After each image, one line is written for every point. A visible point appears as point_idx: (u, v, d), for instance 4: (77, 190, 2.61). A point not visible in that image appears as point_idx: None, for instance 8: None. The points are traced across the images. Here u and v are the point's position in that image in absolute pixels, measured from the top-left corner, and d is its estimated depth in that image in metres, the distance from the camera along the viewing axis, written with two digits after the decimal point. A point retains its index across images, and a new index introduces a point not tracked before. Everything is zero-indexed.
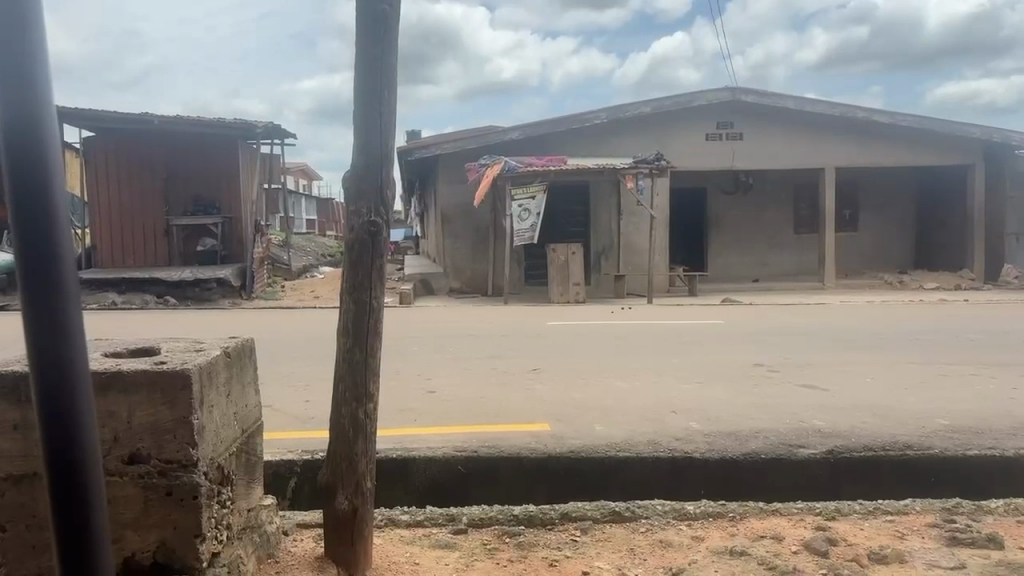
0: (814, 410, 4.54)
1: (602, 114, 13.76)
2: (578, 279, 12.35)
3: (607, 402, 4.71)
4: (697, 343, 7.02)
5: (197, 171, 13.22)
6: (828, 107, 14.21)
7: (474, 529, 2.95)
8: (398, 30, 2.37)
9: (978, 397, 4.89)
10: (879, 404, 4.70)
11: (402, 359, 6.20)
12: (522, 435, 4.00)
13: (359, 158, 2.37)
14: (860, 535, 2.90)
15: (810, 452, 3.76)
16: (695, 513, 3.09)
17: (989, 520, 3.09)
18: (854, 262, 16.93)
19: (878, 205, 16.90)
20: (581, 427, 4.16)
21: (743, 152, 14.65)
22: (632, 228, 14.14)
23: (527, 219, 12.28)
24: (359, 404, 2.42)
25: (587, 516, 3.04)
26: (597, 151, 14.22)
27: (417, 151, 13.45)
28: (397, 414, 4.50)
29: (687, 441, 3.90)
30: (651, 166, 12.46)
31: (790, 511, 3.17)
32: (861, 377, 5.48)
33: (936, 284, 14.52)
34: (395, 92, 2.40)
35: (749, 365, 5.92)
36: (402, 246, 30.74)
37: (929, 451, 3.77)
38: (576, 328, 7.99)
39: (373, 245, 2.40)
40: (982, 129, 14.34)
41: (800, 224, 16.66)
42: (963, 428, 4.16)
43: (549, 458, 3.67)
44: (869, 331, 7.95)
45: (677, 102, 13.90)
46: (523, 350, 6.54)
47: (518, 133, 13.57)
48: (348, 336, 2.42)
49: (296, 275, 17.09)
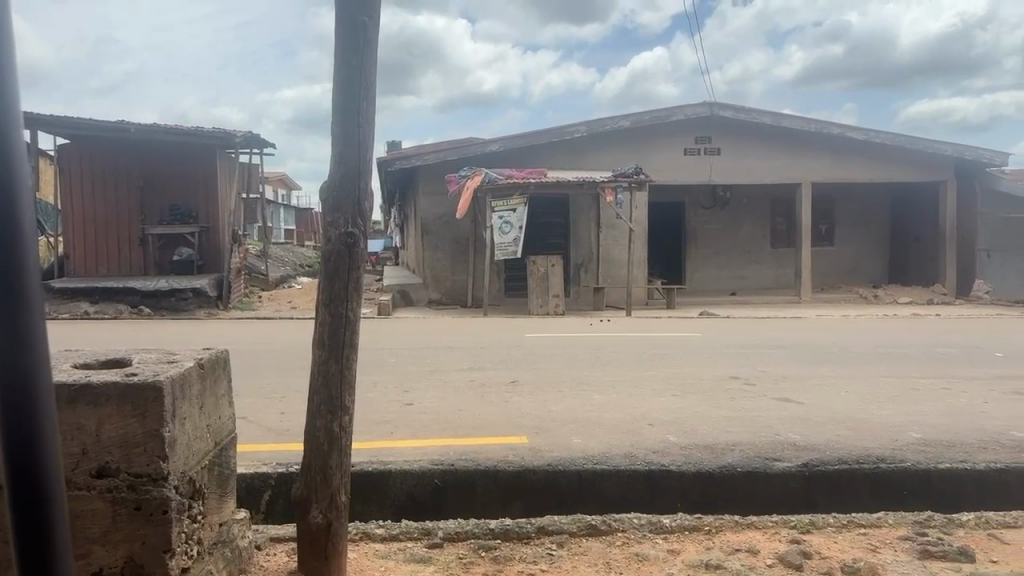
0: (789, 423, 4.57)
1: (581, 127, 13.84)
2: (557, 291, 12.37)
3: (583, 414, 4.72)
4: (673, 355, 7.07)
5: (173, 179, 13.09)
6: (803, 124, 14.42)
7: (449, 543, 2.93)
8: (376, 42, 2.37)
9: (951, 410, 4.95)
10: (851, 416, 4.75)
11: (378, 371, 6.17)
12: (499, 448, 3.99)
13: (337, 171, 2.36)
14: (833, 548, 2.92)
15: (786, 464, 3.79)
16: (672, 526, 3.10)
17: (960, 533, 3.13)
18: (830, 276, 17.11)
19: (853, 221, 17.17)
20: (557, 440, 4.16)
21: (720, 167, 14.80)
22: (611, 240, 14.19)
23: (509, 231, 12.24)
24: (333, 417, 2.41)
25: (563, 529, 3.04)
26: (577, 164, 14.29)
27: (396, 162, 13.44)
28: (373, 426, 4.47)
29: (663, 453, 3.91)
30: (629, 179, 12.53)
31: (765, 524, 3.19)
32: (835, 390, 5.54)
33: (909, 298, 14.72)
34: (374, 103, 2.39)
35: (724, 377, 5.97)
36: (382, 257, 30.68)
37: (901, 463, 3.82)
38: (553, 340, 8.01)
39: (350, 257, 2.39)
40: (954, 147, 14.63)
41: (776, 238, 16.86)
42: (934, 441, 4.21)
43: (525, 470, 3.66)
44: (842, 344, 8.05)
45: (656, 117, 14.02)
46: (501, 362, 6.54)
47: (497, 145, 13.60)
48: (323, 348, 2.40)
49: (273, 285, 16.98)
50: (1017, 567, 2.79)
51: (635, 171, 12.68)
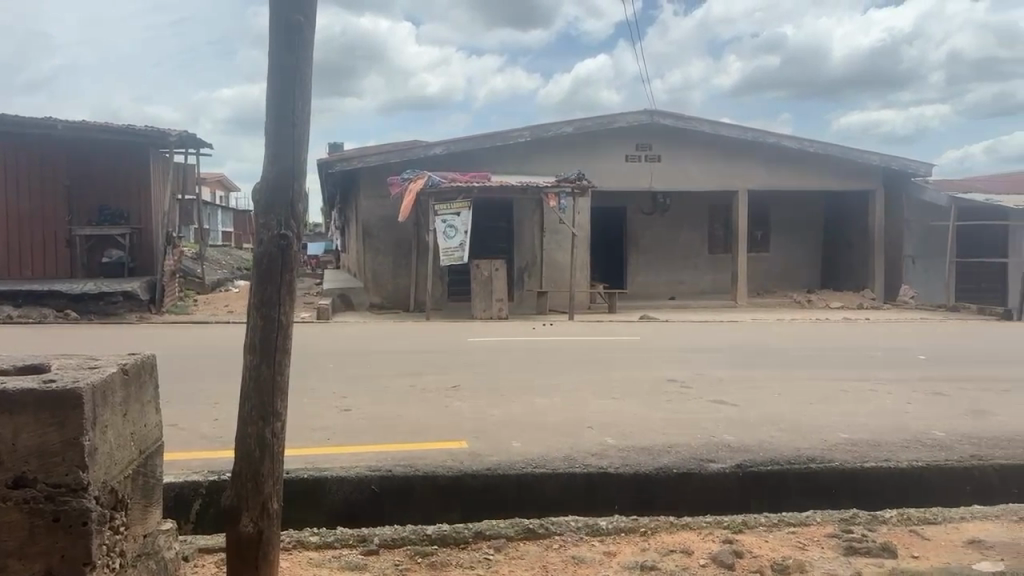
0: (724, 425, 4.66)
1: (524, 132, 13.89)
2: (500, 295, 12.38)
3: (523, 419, 4.73)
4: (613, 359, 7.14)
5: (104, 179, 12.66)
6: (740, 133, 14.77)
7: (385, 550, 2.89)
8: (312, 42, 2.34)
9: (877, 411, 5.12)
10: (783, 418, 4.86)
11: (316, 376, 6.07)
12: (437, 453, 3.96)
13: (269, 172, 2.32)
14: (763, 547, 2.99)
15: (720, 465, 3.86)
16: (608, 529, 3.12)
17: (884, 529, 3.24)
18: (766, 281, 17.56)
19: (787, 227, 17.66)
20: (496, 444, 4.16)
21: (661, 173, 15.04)
22: (554, 245, 14.30)
23: (455, 236, 12.20)
24: (265, 423, 2.36)
25: (500, 534, 3.04)
26: (520, 169, 14.35)
27: (337, 164, 13.27)
28: (310, 433, 4.39)
29: (602, 456, 3.95)
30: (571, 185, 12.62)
31: (699, 525, 3.24)
32: (768, 392, 5.68)
33: (839, 303, 15.22)
34: (309, 105, 2.36)
35: (662, 381, 6.06)
36: (323, 260, 30.24)
37: (830, 463, 3.93)
38: (495, 344, 8.01)
39: (282, 260, 2.35)
40: (882, 157, 15.21)
41: (715, 244, 17.22)
42: (861, 441, 4.35)
43: (463, 475, 3.64)
44: (776, 347, 8.26)
45: (598, 123, 14.18)
46: (441, 366, 6.51)
47: (440, 148, 13.55)
48: (255, 353, 2.35)
49: (209, 289, 16.56)
50: (936, 562, 2.90)
51: (578, 177, 12.77)
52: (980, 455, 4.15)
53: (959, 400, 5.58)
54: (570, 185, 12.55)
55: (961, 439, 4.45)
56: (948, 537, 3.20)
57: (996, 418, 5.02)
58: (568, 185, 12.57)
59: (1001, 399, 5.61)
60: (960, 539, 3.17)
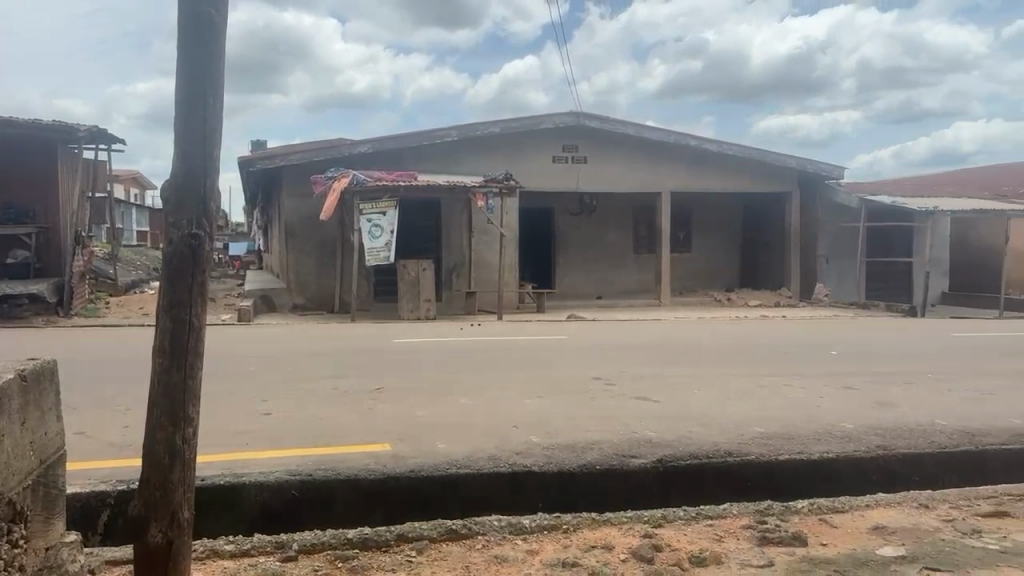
0: (646, 421, 4.75)
1: (451, 131, 13.84)
2: (428, 296, 12.30)
3: (447, 419, 4.72)
4: (538, 358, 7.20)
5: (8, 175, 12.03)
6: (664, 135, 15.09)
7: (304, 555, 2.84)
8: (225, 36, 2.28)
9: (791, 405, 5.31)
10: (702, 413, 5.00)
11: (236, 379, 5.91)
12: (360, 456, 3.91)
13: (180, 168, 2.23)
14: (681, 540, 3.06)
15: (641, 461, 3.93)
16: (530, 526, 3.15)
17: (795, 519, 3.37)
18: (689, 280, 17.99)
19: (709, 228, 18.14)
20: (420, 445, 4.14)
21: (587, 174, 15.22)
22: (483, 245, 14.24)
23: (380, 236, 12.06)
24: (176, 429, 2.28)
25: (423, 536, 3.02)
26: (446, 169, 14.31)
27: (259, 161, 12.95)
28: (228, 438, 4.27)
29: (525, 455, 3.97)
30: (498, 185, 12.64)
31: (619, 520, 3.29)
32: (687, 388, 5.81)
33: (758, 301, 15.73)
34: (221, 99, 2.29)
35: (587, 378, 6.14)
36: (246, 261, 29.49)
37: (747, 457, 4.06)
38: (422, 345, 7.96)
39: (193, 260, 2.27)
40: (797, 161, 15.77)
41: (639, 244, 17.54)
42: (776, 434, 4.51)
43: (386, 478, 3.61)
44: (697, 345, 8.48)
45: (525, 123, 14.25)
46: (365, 368, 6.43)
47: (366, 146, 13.38)
48: (165, 356, 2.27)
49: (123, 290, 15.93)
50: (843, 549, 3.03)
51: (505, 177, 12.80)
52: (886, 445, 4.35)
53: (866, 393, 5.84)
54: (497, 184, 12.57)
55: (868, 431, 4.66)
56: (854, 524, 3.35)
57: (899, 409, 5.28)
58: (494, 185, 12.57)
59: (905, 392, 5.90)
60: (865, 526, 3.32)
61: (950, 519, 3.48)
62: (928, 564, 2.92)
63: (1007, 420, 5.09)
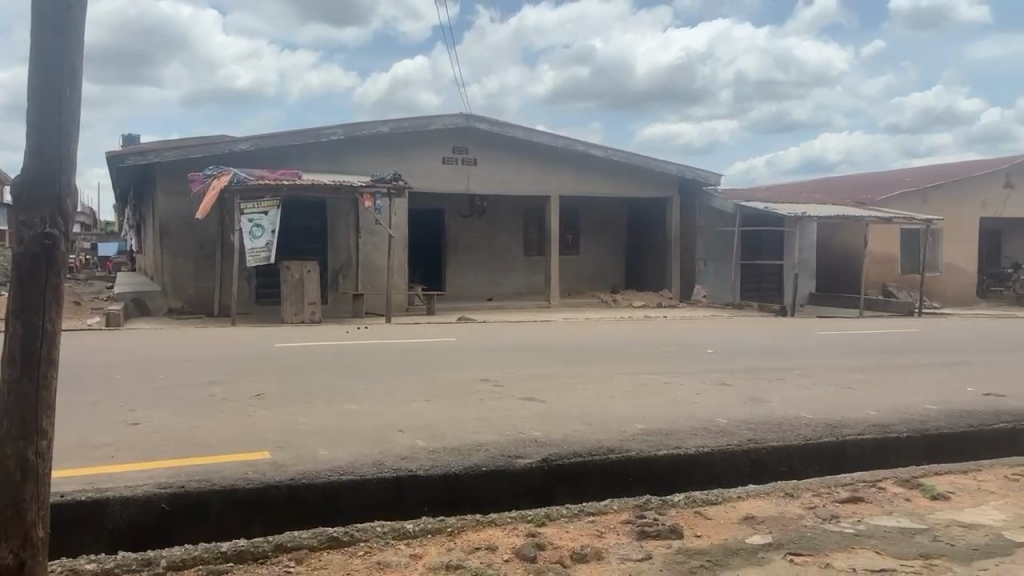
0: (531, 422, 4.81)
1: (338, 130, 13.57)
2: (313, 298, 11.99)
3: (331, 425, 4.61)
4: (426, 361, 7.15)
5: None
6: (552, 139, 15.35)
7: (174, 572, 2.71)
8: (83, 23, 2.15)
9: (670, 402, 5.51)
10: (586, 413, 5.10)
11: (103, 388, 5.56)
12: (239, 465, 3.77)
13: (32, 161, 2.07)
14: (563, 537, 3.11)
15: (526, 461, 3.98)
16: (414, 531, 3.12)
17: (672, 512, 3.49)
18: (577, 282, 18.36)
19: (595, 230, 18.58)
20: (302, 452, 4.03)
21: (476, 176, 15.26)
22: (369, 246, 13.95)
23: (261, 236, 11.68)
24: (28, 444, 2.13)
25: (302, 545, 2.94)
26: (333, 169, 14.02)
27: (130, 157, 12.26)
28: (92, 450, 4.01)
29: (411, 459, 3.93)
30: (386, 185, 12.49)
31: (504, 521, 3.31)
32: (573, 388, 5.92)
33: (642, 302, 16.26)
34: (80, 90, 2.15)
35: (474, 380, 6.15)
36: (117, 262, 27.84)
37: (628, 453, 4.18)
38: (306, 349, 7.75)
39: (47, 263, 2.12)
40: (678, 167, 16.41)
41: (529, 246, 17.76)
42: (655, 431, 4.66)
43: (266, 487, 3.49)
44: (582, 345, 8.66)
45: (414, 124, 14.14)
46: (246, 374, 6.19)
47: (248, 143, 12.91)
48: (15, 366, 2.11)
49: None
50: (716, 539, 3.17)
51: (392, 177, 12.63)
52: (757, 438, 4.59)
53: (740, 389, 6.13)
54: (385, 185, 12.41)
55: (741, 425, 4.89)
56: (727, 514, 3.51)
57: (769, 404, 5.57)
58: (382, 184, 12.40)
59: (774, 388, 6.23)
60: (736, 516, 3.49)
61: (812, 506, 3.71)
62: (792, 550, 3.10)
63: (865, 412, 5.47)
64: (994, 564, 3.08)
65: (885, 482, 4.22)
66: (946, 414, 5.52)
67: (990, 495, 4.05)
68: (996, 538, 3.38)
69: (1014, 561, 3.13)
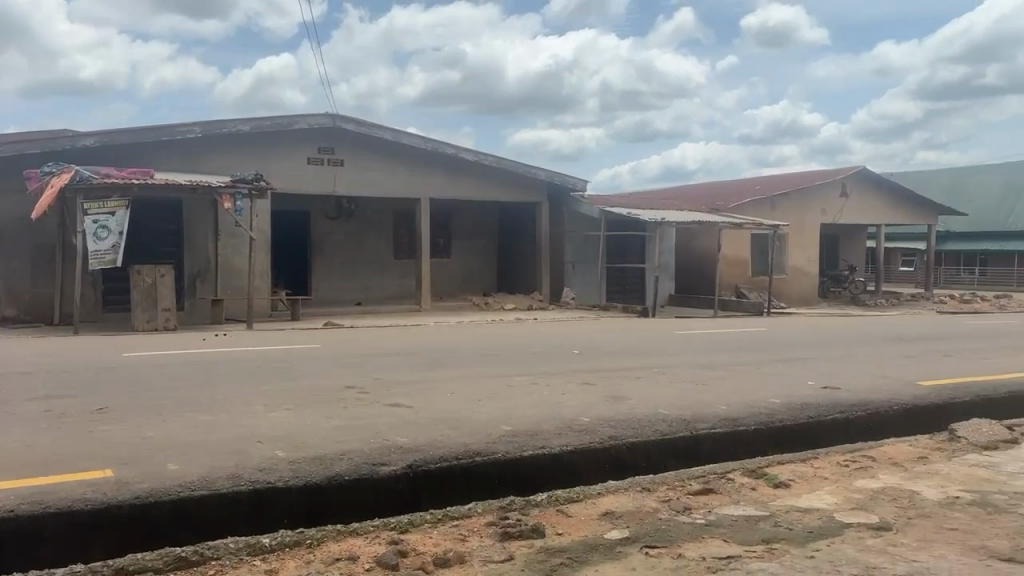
0: (397, 428, 4.76)
1: (194, 127, 12.95)
2: (167, 304, 11.35)
3: (183, 438, 4.37)
4: (289, 368, 6.92)
5: None
6: (420, 141, 15.30)
7: None
8: None
9: (536, 403, 5.61)
10: (453, 416, 5.11)
11: None
12: (76, 485, 3.50)
13: None
14: (426, 543, 3.10)
15: (390, 468, 3.93)
16: (270, 545, 3.01)
17: (534, 512, 3.56)
18: (448, 285, 18.35)
19: (466, 234, 18.64)
20: (150, 468, 3.79)
21: (344, 178, 14.96)
22: (230, 249, 13.45)
23: (106, 237, 10.92)
24: None
25: (148, 568, 2.78)
26: (190, 168, 13.34)
27: None
28: None
29: (270, 470, 3.79)
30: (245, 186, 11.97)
31: (366, 529, 3.26)
32: (439, 392, 5.91)
33: (512, 304, 16.49)
34: None
35: (340, 387, 6.01)
36: None
37: (493, 455, 4.22)
38: (159, 358, 7.31)
39: None
40: (546, 172, 16.77)
41: (398, 249, 17.60)
42: (521, 432, 4.73)
43: (107, 507, 3.27)
44: (451, 349, 8.67)
45: (277, 122, 13.70)
46: (89, 387, 5.77)
47: (93, 139, 12.07)
48: None
49: None
50: (576, 536, 3.26)
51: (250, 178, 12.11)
52: (616, 435, 4.75)
53: (602, 388, 6.32)
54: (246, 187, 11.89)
55: (602, 423, 5.05)
56: (587, 511, 3.62)
57: (629, 402, 5.78)
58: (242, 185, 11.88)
59: (635, 386, 6.48)
60: (596, 512, 3.60)
61: (667, 499, 3.88)
62: (648, 542, 3.23)
63: (716, 407, 5.78)
64: (826, 544, 3.35)
65: (734, 473, 4.48)
66: (788, 406, 5.93)
67: (824, 480, 4.39)
68: (828, 520, 3.67)
69: (843, 540, 3.40)
